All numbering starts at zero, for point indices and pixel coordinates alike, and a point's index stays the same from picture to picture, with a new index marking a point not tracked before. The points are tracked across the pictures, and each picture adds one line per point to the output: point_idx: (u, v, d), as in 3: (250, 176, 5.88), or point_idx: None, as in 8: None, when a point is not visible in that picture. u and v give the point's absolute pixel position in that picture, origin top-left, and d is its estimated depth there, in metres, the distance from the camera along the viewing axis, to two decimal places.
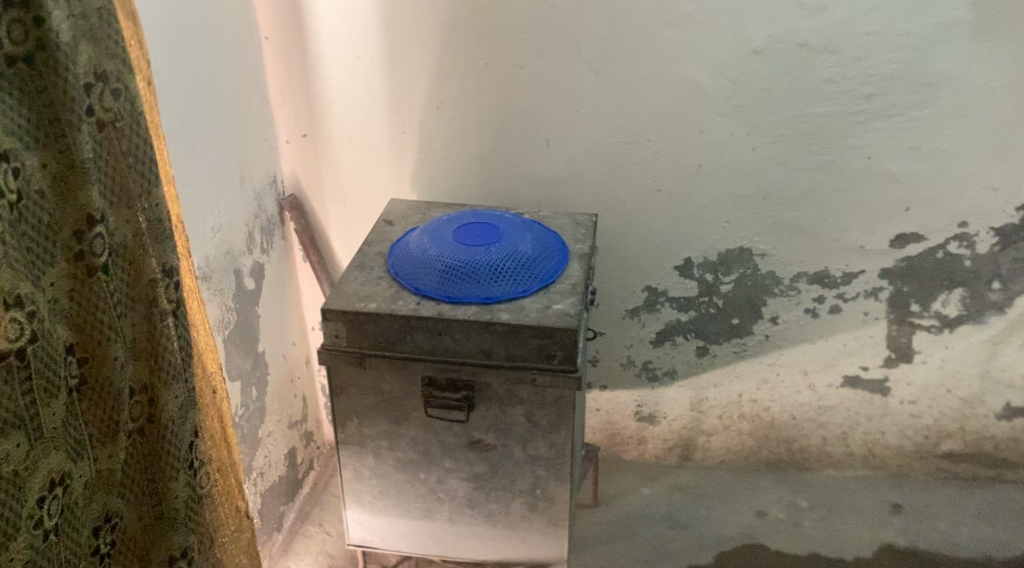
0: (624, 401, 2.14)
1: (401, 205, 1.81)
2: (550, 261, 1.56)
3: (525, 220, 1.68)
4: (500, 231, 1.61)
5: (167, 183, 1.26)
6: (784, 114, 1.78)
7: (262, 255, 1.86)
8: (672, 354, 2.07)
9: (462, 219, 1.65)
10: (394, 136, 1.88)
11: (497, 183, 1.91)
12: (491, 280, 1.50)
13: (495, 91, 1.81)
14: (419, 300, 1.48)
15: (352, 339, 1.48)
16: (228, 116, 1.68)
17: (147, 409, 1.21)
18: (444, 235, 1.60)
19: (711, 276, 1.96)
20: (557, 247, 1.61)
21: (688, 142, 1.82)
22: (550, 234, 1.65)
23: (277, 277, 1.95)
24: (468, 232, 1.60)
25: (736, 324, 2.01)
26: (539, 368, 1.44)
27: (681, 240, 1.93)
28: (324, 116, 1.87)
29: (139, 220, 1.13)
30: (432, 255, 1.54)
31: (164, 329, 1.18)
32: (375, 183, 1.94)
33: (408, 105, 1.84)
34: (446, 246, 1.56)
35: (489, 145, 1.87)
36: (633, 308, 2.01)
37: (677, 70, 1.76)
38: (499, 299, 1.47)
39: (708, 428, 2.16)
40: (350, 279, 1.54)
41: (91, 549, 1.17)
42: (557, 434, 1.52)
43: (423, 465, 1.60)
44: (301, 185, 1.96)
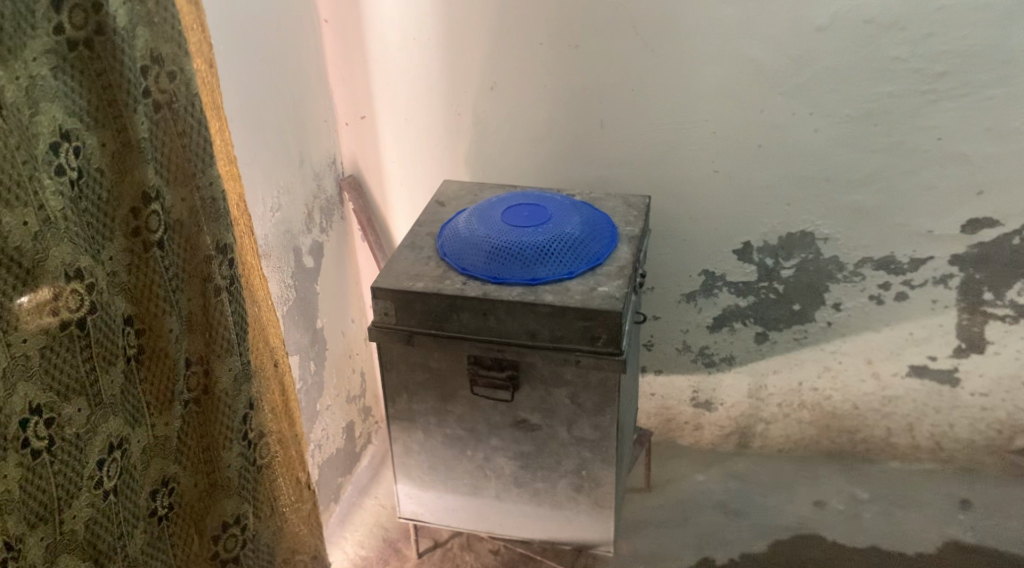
0: (680, 386, 2.14)
1: (456, 186, 1.84)
2: (598, 243, 1.57)
3: (575, 201, 1.68)
4: (548, 212, 1.62)
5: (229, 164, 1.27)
6: (849, 93, 1.73)
7: (321, 234, 1.94)
8: (728, 339, 2.05)
9: (511, 201, 1.67)
10: (449, 117, 1.91)
11: (552, 165, 1.92)
12: (537, 261, 1.52)
13: (551, 72, 1.81)
14: (466, 281, 1.52)
15: (401, 317, 1.53)
16: (288, 97, 1.74)
17: (203, 380, 1.26)
18: (492, 217, 1.62)
19: (772, 260, 1.92)
20: (605, 229, 1.62)
21: (747, 123, 1.79)
22: (599, 216, 1.66)
23: (336, 255, 2.03)
24: (517, 213, 1.62)
25: (797, 310, 1.97)
26: (583, 349, 1.46)
27: (739, 224, 1.90)
28: (381, 97, 1.92)
29: (194, 199, 1.17)
30: (480, 236, 1.57)
31: (219, 304, 1.22)
32: (431, 164, 1.98)
33: (464, 88, 1.87)
34: (495, 227, 1.58)
35: (542, 128, 1.88)
36: (689, 292, 2.00)
37: (737, 50, 1.73)
38: (545, 280, 1.50)
39: (768, 415, 2.13)
40: (401, 259, 1.58)
41: (149, 511, 1.23)
42: (603, 416, 1.53)
43: (470, 442, 1.64)
44: (359, 166, 2.02)
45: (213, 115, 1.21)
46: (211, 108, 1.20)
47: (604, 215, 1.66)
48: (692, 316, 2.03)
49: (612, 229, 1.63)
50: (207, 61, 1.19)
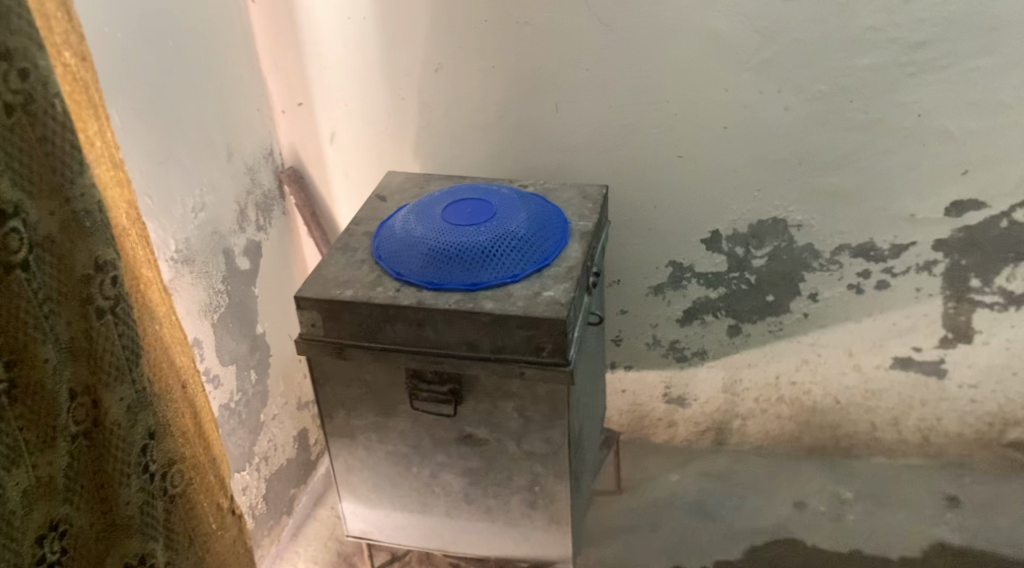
0: (651, 382, 2.01)
1: (398, 179, 1.70)
2: (546, 243, 1.45)
3: (522, 195, 1.55)
4: (493, 209, 1.49)
5: (112, 166, 1.14)
6: (822, 67, 1.58)
7: (259, 232, 1.81)
8: (700, 332, 1.92)
9: (454, 196, 1.54)
10: (393, 103, 1.77)
11: (505, 151, 1.78)
12: (479, 265, 1.40)
13: (500, 51, 1.67)
14: (400, 287, 1.39)
15: (329, 329, 1.40)
16: (209, 87, 1.59)
17: (91, 412, 1.13)
18: (434, 214, 1.49)
19: (742, 249, 1.79)
20: (555, 226, 1.49)
21: (710, 102, 1.65)
22: (548, 210, 1.53)
23: (280, 254, 1.90)
24: (460, 210, 1.49)
25: (771, 301, 1.84)
26: (528, 361, 1.34)
27: (707, 210, 1.76)
28: (318, 83, 1.77)
29: (65, 212, 1.04)
30: (418, 238, 1.45)
31: (103, 329, 1.10)
32: (377, 153, 1.84)
33: (407, 69, 1.73)
34: (434, 226, 1.46)
35: (493, 112, 1.74)
36: (657, 284, 1.88)
37: (696, 22, 1.57)
38: (486, 286, 1.38)
39: (744, 411, 2.00)
40: (332, 263, 1.45)
41: (36, 559, 1.09)
42: (553, 430, 1.40)
43: (415, 458, 1.51)
44: (300, 157, 1.87)
45: (89, 113, 1.09)
46: (85, 106, 1.09)
47: (552, 210, 1.54)
48: (660, 309, 1.90)
49: (562, 227, 1.50)
50: (78, 54, 1.07)
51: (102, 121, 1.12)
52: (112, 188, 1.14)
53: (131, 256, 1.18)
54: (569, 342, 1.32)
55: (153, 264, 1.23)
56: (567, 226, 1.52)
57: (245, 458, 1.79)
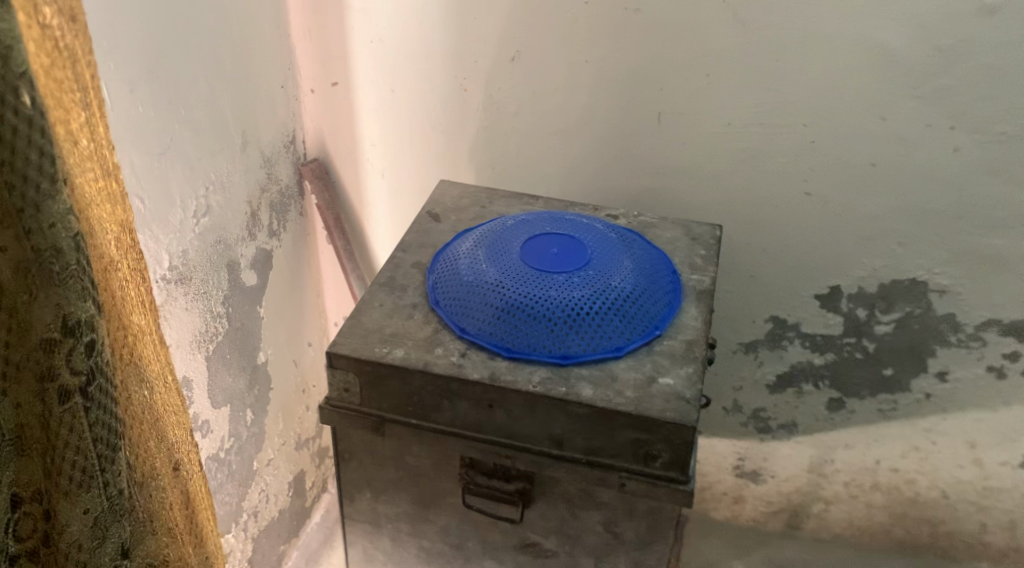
0: (722, 451, 1.69)
1: (454, 193, 1.35)
2: (656, 307, 1.10)
3: (620, 234, 1.20)
4: (587, 252, 1.14)
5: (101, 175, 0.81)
6: (1011, 102, 1.23)
7: (271, 239, 1.45)
8: (792, 404, 1.60)
9: (533, 229, 1.19)
10: (451, 94, 1.41)
11: (584, 167, 1.43)
12: (570, 331, 1.05)
13: (598, 42, 1.32)
14: (466, 351, 1.05)
15: (367, 397, 1.06)
16: (227, 58, 1.25)
17: (42, 526, 0.83)
18: (508, 253, 1.14)
19: (865, 312, 1.46)
20: (665, 282, 1.14)
21: (856, 131, 1.30)
22: (654, 256, 1.18)
23: (292, 265, 1.54)
24: (544, 251, 1.14)
25: (888, 376, 1.51)
26: (631, 470, 1.00)
27: (829, 262, 1.43)
28: (360, 60, 1.42)
29: (25, 250, 0.73)
30: (487, 286, 1.09)
31: (66, 416, 0.77)
32: (423, 153, 1.48)
33: (476, 52, 1.36)
34: (510, 269, 1.11)
35: (575, 117, 1.39)
36: (750, 341, 1.55)
37: (856, 31, 1.23)
38: (579, 362, 1.03)
39: (828, 495, 1.69)
40: (375, 307, 1.11)
41: None
42: (648, 553, 1.07)
43: (456, 560, 1.18)
44: (327, 148, 1.52)
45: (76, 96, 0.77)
46: (67, 87, 0.75)
47: (659, 257, 1.18)
48: (747, 370, 1.58)
49: (673, 283, 1.15)
50: (64, 11, 0.75)
51: (91, 112, 0.79)
52: (97, 205, 0.81)
53: (119, 297, 0.86)
54: (691, 453, 0.98)
55: (150, 308, 0.90)
56: (678, 282, 1.16)
57: (233, 517, 1.45)
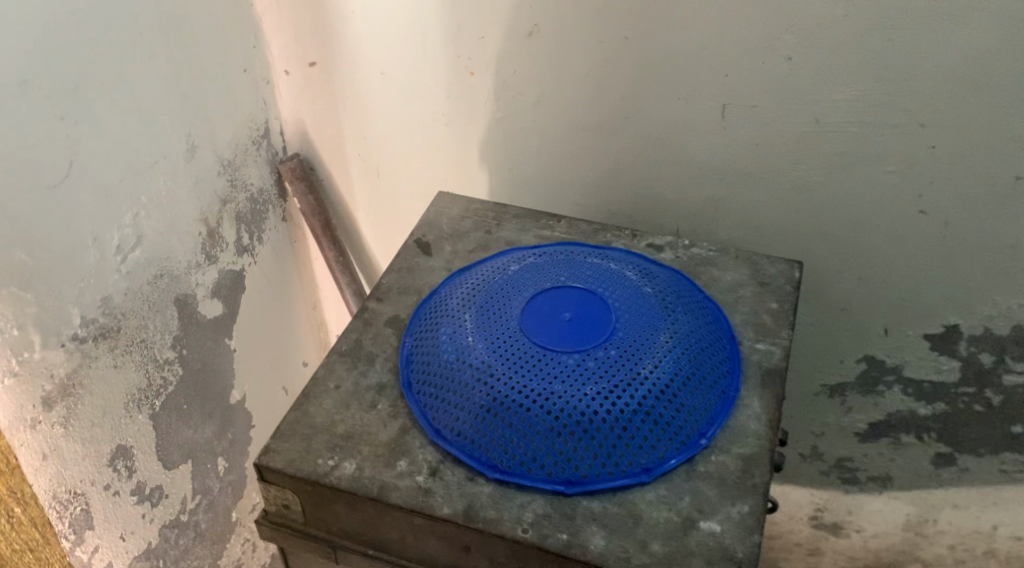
0: (796, 500, 1.40)
1: (454, 213, 1.06)
2: (702, 400, 0.80)
3: (661, 285, 0.90)
4: (611, 320, 0.84)
5: None
6: None
7: (244, 257, 1.20)
8: (887, 455, 1.28)
9: (541, 281, 0.90)
10: (455, 79, 1.11)
11: (625, 170, 1.12)
12: (579, 444, 0.76)
13: (642, 12, 0.98)
14: (439, 464, 0.79)
15: (312, 517, 0.81)
16: (155, 45, 0.96)
17: None
18: (504, 322, 0.86)
19: (990, 358, 1.13)
20: (717, 360, 0.84)
21: (995, 135, 0.96)
22: (706, 319, 0.87)
23: (274, 281, 1.29)
24: (553, 318, 0.85)
25: (1018, 436, 1.17)
26: None
27: (945, 297, 1.10)
28: (340, 36, 1.11)
29: None
30: (473, 374, 0.82)
31: None
32: (426, 149, 1.19)
33: (483, 26, 1.05)
34: (504, 347, 0.83)
35: (613, 109, 1.07)
36: (837, 384, 1.24)
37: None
38: (591, 488, 0.76)
39: (927, 557, 1.38)
40: (328, 392, 0.85)
41: None
42: None
43: None
44: (310, 141, 1.23)
45: None
46: None
47: (709, 318, 0.88)
48: (831, 416, 1.27)
49: (727, 360, 0.85)
50: None
51: None
52: None
53: None
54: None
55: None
56: (736, 357, 0.85)
57: None
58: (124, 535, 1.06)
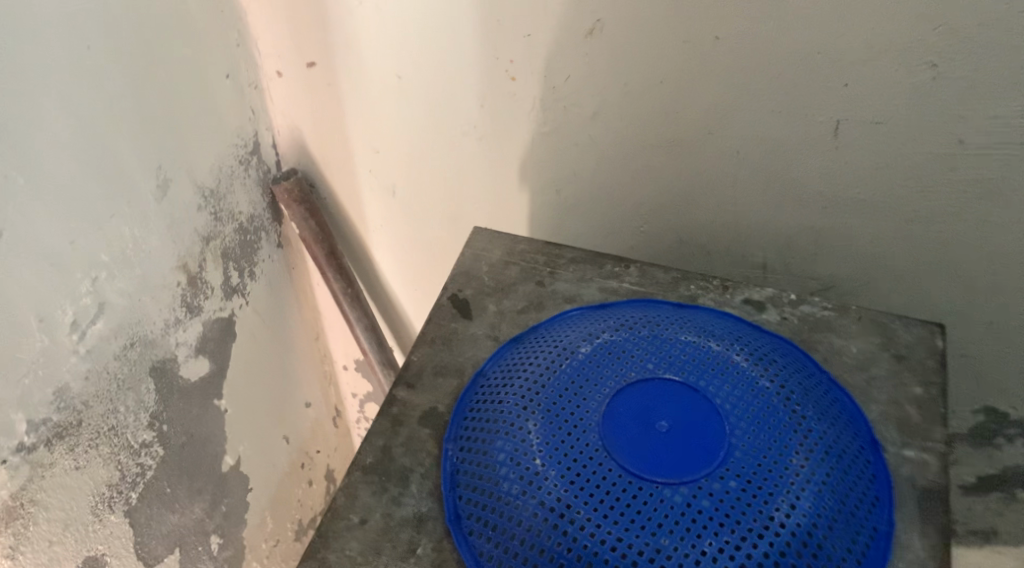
0: None
1: (495, 258, 0.85)
2: (852, 546, 0.64)
3: (782, 375, 0.70)
4: (724, 434, 0.65)
5: None
6: None
7: (236, 299, 0.98)
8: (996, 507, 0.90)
9: (622, 368, 0.69)
10: (491, 87, 0.88)
11: (702, 196, 0.91)
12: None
13: (740, 8, 0.76)
14: None
15: None
16: (107, 54, 0.73)
17: None
18: (582, 435, 0.65)
19: None
20: (860, 486, 0.66)
21: None
22: (845, 425, 0.70)
23: (272, 319, 1.07)
24: (646, 430, 0.65)
25: None
26: None
27: None
28: (346, 31, 0.88)
29: None
30: (548, 519, 0.62)
31: None
32: (454, 167, 0.97)
33: (532, 21, 0.82)
34: (587, 481, 0.63)
35: (693, 122, 0.85)
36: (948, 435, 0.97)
37: None
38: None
39: None
40: (352, 530, 0.66)
41: None
42: None
43: None
44: (311, 155, 1.01)
45: None
46: None
47: (843, 423, 0.70)
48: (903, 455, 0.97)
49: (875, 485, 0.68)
50: None
51: None
52: None
53: None
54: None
55: None
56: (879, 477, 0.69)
57: None
58: None
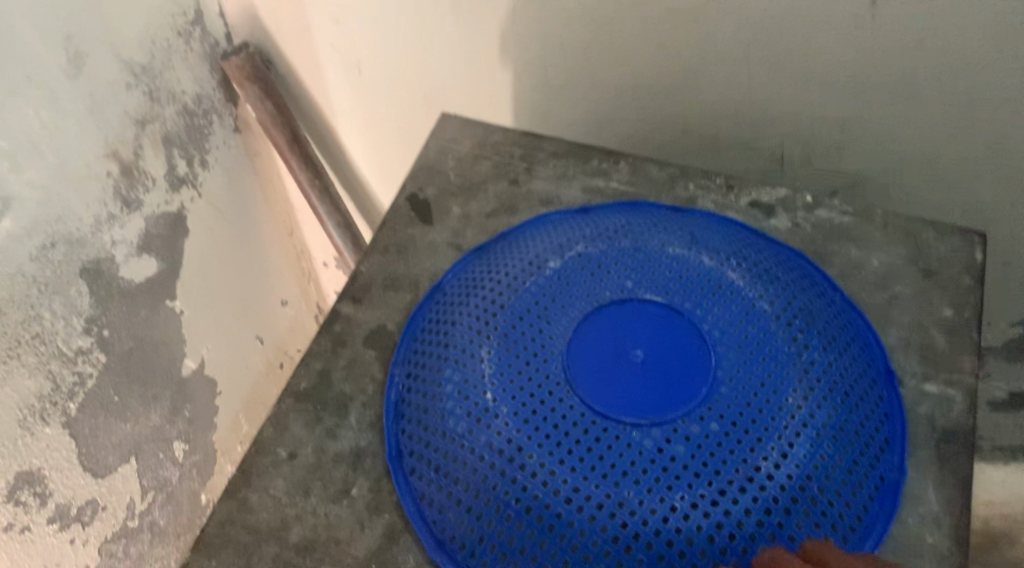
0: None
1: (464, 151, 0.74)
2: (852, 500, 0.54)
3: (785, 293, 0.59)
4: (711, 369, 0.54)
5: None
6: None
7: (185, 191, 0.88)
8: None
9: (596, 285, 0.58)
10: None
11: (711, 79, 0.77)
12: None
13: None
14: None
15: None
16: None
17: None
18: (541, 365, 0.55)
19: None
20: (868, 428, 0.56)
21: None
22: (857, 354, 0.59)
23: (234, 213, 0.97)
24: (618, 361, 0.55)
25: None
26: None
27: None
28: None
29: None
30: (495, 463, 0.54)
31: None
32: (423, 41, 0.84)
33: None
34: (542, 422, 0.54)
35: None
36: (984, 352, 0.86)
37: None
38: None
39: None
40: (279, 467, 0.60)
41: None
42: None
43: None
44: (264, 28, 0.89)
45: None
46: None
47: (855, 355, 0.59)
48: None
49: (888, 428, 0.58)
50: None
51: None
52: None
53: None
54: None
55: None
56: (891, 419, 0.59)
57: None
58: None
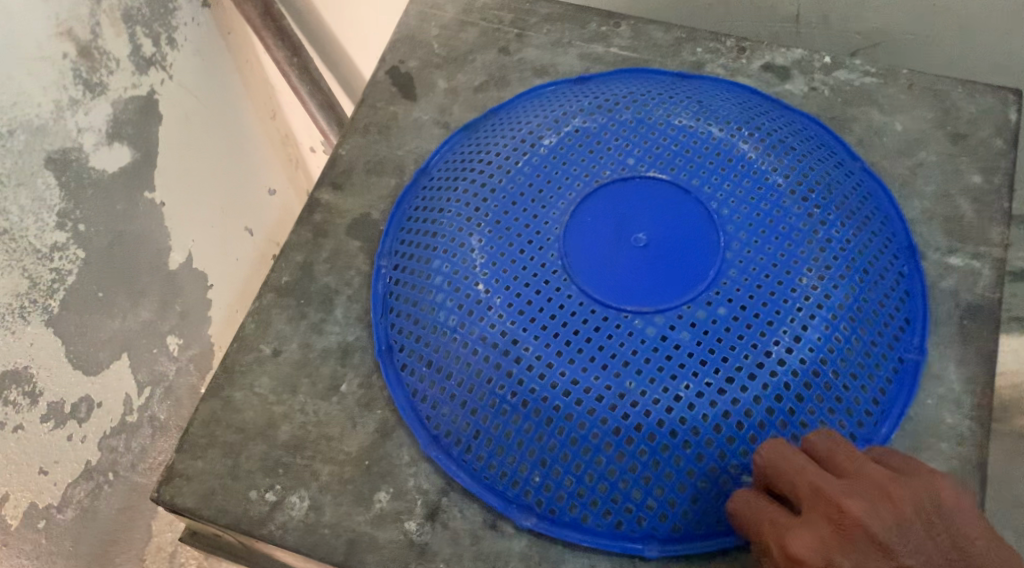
0: None
1: (448, 18, 0.68)
2: (869, 384, 0.51)
3: (801, 165, 0.54)
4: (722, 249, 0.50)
5: None
6: None
7: (155, 72, 0.83)
8: None
9: (599, 163, 0.53)
10: None
11: None
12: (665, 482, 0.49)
13: None
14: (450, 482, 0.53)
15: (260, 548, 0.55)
16: None
17: None
18: (538, 252, 0.51)
19: None
20: (888, 307, 0.53)
21: None
22: (878, 228, 0.55)
23: (212, 95, 0.91)
24: (619, 244, 0.51)
25: None
26: None
27: None
28: None
29: None
30: (489, 357, 0.50)
31: None
32: None
33: None
34: (537, 310, 0.50)
35: None
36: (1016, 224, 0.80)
37: None
38: (680, 543, 0.50)
39: None
40: (264, 364, 0.57)
41: None
42: None
43: None
44: None
45: None
46: None
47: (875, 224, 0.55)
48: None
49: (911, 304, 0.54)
50: None
51: None
52: None
53: None
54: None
55: None
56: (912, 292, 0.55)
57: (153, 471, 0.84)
58: (46, 467, 0.76)
